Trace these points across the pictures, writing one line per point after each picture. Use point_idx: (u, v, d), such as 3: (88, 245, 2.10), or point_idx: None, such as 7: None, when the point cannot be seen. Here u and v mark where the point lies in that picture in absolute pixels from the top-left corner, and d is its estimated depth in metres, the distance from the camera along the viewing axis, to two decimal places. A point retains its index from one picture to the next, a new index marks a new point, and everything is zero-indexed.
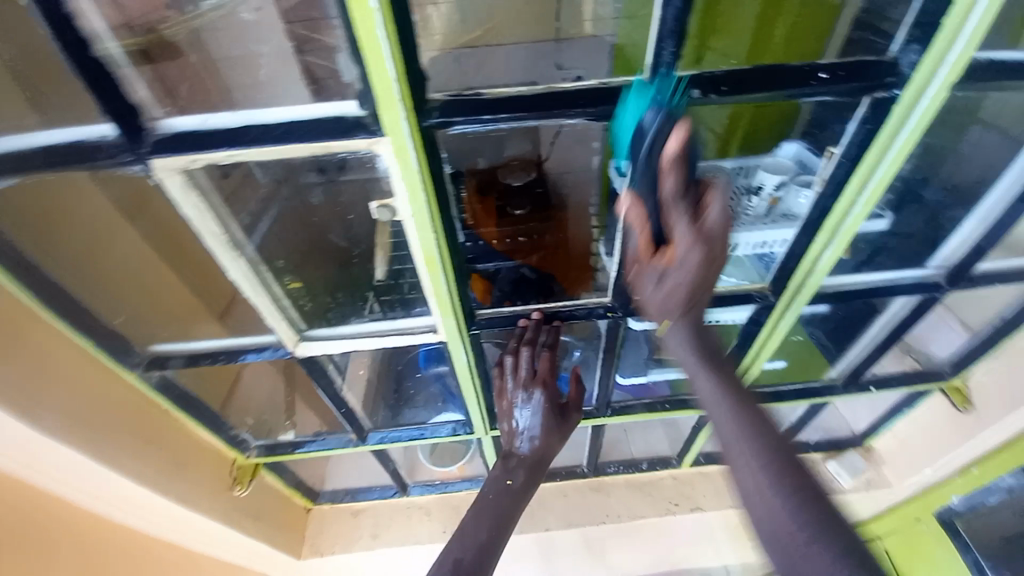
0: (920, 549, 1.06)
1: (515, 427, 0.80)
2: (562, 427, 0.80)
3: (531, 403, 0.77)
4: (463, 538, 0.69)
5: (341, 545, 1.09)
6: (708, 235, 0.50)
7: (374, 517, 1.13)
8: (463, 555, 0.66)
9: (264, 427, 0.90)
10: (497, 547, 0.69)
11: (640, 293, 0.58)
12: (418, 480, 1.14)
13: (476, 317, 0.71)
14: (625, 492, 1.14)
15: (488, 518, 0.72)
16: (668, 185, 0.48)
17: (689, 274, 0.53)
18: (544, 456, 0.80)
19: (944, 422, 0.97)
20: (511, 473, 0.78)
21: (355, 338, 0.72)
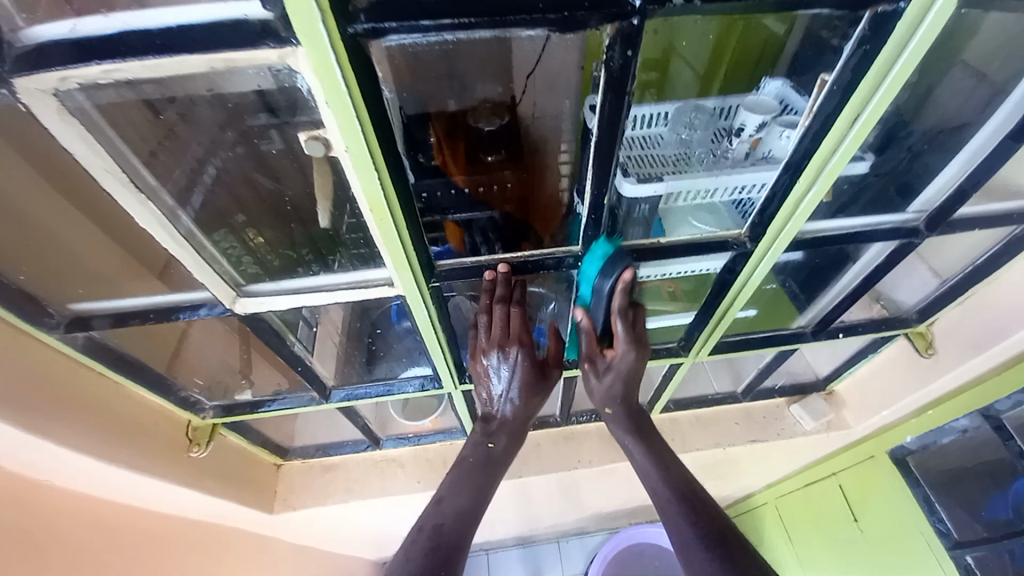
0: (870, 483, 1.13)
1: (492, 391, 0.77)
2: (542, 388, 0.77)
3: (509, 362, 0.74)
4: (441, 505, 0.69)
5: (314, 499, 1.09)
6: (636, 342, 0.72)
7: (348, 470, 1.13)
8: (442, 520, 0.67)
9: (219, 387, 0.87)
10: (479, 511, 0.70)
11: (588, 382, 0.78)
12: (392, 434, 1.13)
13: (437, 269, 0.66)
14: (596, 439, 1.16)
15: (469, 485, 0.72)
16: (615, 304, 0.67)
17: (623, 370, 0.74)
18: (524, 418, 0.78)
19: (903, 365, 1.00)
20: (493, 437, 0.77)
21: (305, 294, 0.65)
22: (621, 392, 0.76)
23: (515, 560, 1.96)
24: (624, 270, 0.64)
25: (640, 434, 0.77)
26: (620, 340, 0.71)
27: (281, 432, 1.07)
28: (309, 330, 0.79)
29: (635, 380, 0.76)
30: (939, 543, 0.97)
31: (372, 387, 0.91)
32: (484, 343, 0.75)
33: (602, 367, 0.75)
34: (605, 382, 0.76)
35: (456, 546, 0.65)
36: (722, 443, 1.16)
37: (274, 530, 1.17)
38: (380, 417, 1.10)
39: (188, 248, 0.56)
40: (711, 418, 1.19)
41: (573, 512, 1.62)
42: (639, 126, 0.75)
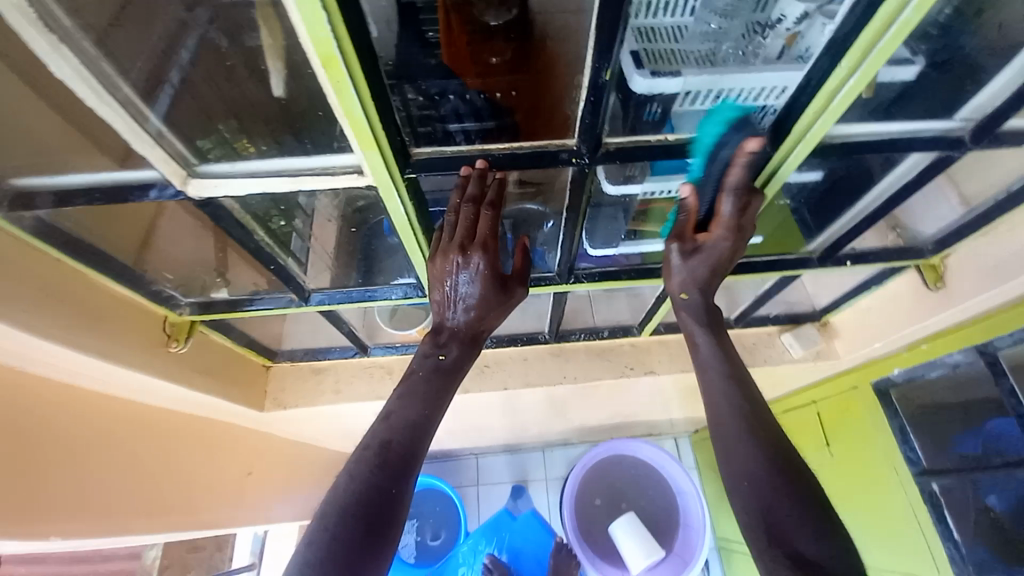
0: (850, 412, 1.15)
1: (448, 296, 0.74)
2: (502, 302, 0.76)
3: (470, 269, 0.70)
4: (390, 420, 0.72)
5: (303, 399, 1.11)
6: (742, 224, 0.69)
7: (336, 374, 1.14)
8: (391, 436, 0.70)
9: (195, 284, 0.84)
10: (429, 424, 0.73)
11: (667, 270, 0.76)
12: (379, 343, 1.13)
13: (411, 158, 0.63)
14: (583, 357, 1.16)
15: (418, 402, 0.73)
16: (733, 177, 0.64)
17: (721, 251, 0.71)
18: (478, 330, 0.78)
19: (907, 299, 0.96)
20: (444, 348, 0.78)
21: (266, 179, 0.62)
22: (708, 276, 0.74)
23: (502, 464, 2.09)
24: (757, 142, 0.61)
25: (711, 327, 0.77)
26: (722, 221, 0.68)
27: (267, 334, 1.07)
28: (305, 241, 0.83)
29: (719, 273, 0.74)
30: (907, 469, 1.01)
31: (351, 292, 0.89)
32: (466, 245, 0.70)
33: (689, 249, 0.73)
34: (686, 266, 0.74)
35: (402, 460, 0.68)
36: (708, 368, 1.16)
37: (268, 426, 1.21)
38: (368, 325, 1.09)
39: (110, 99, 0.51)
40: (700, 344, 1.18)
41: (558, 424, 1.69)
42: (658, 16, 0.66)
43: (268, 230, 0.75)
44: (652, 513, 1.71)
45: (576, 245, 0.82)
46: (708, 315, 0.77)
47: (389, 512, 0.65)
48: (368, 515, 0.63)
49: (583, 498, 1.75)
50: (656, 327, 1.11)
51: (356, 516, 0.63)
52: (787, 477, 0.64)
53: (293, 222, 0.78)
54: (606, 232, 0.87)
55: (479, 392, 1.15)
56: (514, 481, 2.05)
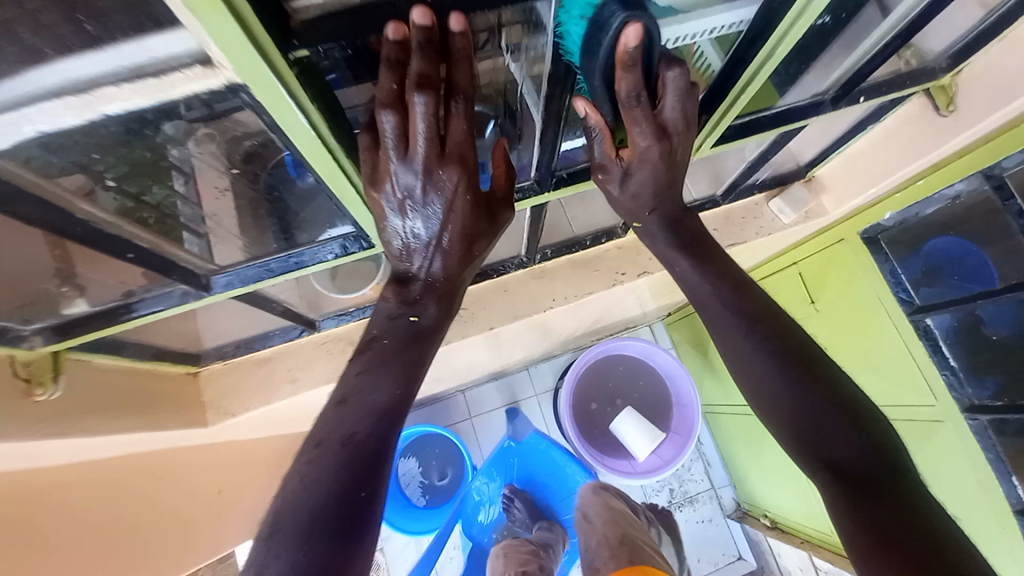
0: (833, 267, 1.11)
1: (410, 232, 0.61)
2: (484, 228, 0.63)
3: (440, 193, 0.58)
4: (351, 407, 0.56)
5: (254, 399, 0.92)
6: (665, 134, 0.63)
7: (288, 360, 0.94)
8: (354, 429, 0.55)
9: (38, 304, 0.61)
10: (403, 399, 0.59)
11: (610, 192, 0.71)
12: (328, 313, 0.94)
13: (292, 20, 0.42)
14: (569, 272, 1.02)
15: (379, 378, 0.59)
16: (624, 89, 0.56)
17: (654, 165, 0.66)
18: (455, 274, 0.65)
19: (913, 132, 0.90)
20: (418, 307, 0.64)
21: (38, 109, 0.41)
22: (655, 194, 0.70)
23: (490, 391, 2.04)
24: (630, 24, 0.49)
25: (699, 255, 0.71)
26: (640, 133, 0.62)
27: (181, 335, 0.84)
28: (196, 207, 0.61)
29: (665, 185, 0.69)
30: (899, 310, 0.99)
31: (267, 262, 0.70)
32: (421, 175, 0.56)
33: (618, 175, 0.68)
34: (627, 190, 0.69)
35: (372, 453, 0.54)
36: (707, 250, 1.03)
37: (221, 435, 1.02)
38: (308, 295, 0.89)
39: None
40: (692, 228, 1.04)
41: (543, 342, 1.61)
42: None
43: (119, 182, 0.53)
44: (651, 404, 1.73)
45: (547, 140, 0.67)
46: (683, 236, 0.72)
47: (357, 525, 0.51)
48: (331, 524, 0.49)
49: (580, 404, 1.73)
50: None
51: (315, 538, 0.48)
52: (814, 384, 0.61)
53: (168, 156, 0.53)
54: (577, 116, 0.69)
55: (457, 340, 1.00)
56: (506, 405, 2.02)
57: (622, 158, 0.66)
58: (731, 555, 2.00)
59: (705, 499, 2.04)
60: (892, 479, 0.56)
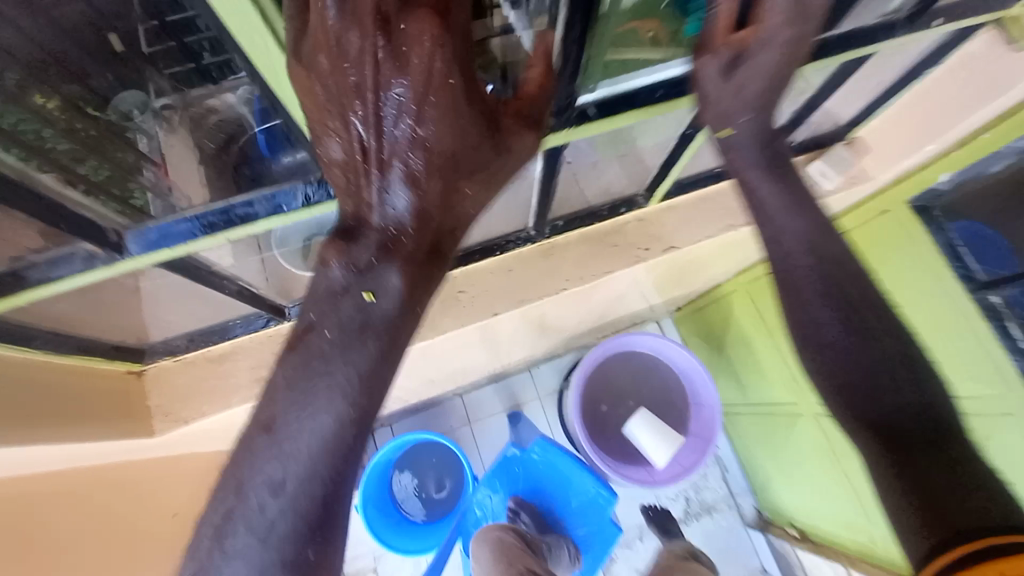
0: (875, 239, 0.98)
1: (382, 139, 0.50)
2: (473, 142, 0.52)
3: (417, 80, 0.46)
4: (297, 434, 0.50)
5: (210, 406, 0.80)
6: (806, 13, 0.56)
7: (248, 358, 0.82)
8: (304, 460, 0.50)
9: None
10: (367, 396, 0.52)
11: (704, 92, 0.62)
12: (300, 299, 0.83)
13: None
14: (581, 249, 0.89)
15: (324, 376, 0.51)
16: None
17: (776, 53, 0.58)
18: (436, 205, 0.54)
19: (979, 75, 0.81)
20: (378, 271, 0.54)
21: None
22: (759, 97, 0.62)
23: (489, 394, 1.90)
24: None
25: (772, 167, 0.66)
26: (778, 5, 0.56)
27: (116, 328, 0.73)
28: (168, 203, 0.63)
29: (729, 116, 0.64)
30: (957, 287, 0.86)
31: (204, 215, 0.61)
32: (362, 107, 0.48)
33: (726, 62, 0.59)
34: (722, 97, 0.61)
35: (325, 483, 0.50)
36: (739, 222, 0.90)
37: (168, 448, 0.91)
38: (277, 276, 0.78)
39: None
40: (717, 198, 0.92)
41: (547, 339, 1.49)
42: None
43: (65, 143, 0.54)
44: (667, 404, 1.59)
45: (566, 71, 0.58)
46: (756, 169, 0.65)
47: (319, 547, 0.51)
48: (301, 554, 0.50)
49: (590, 406, 1.60)
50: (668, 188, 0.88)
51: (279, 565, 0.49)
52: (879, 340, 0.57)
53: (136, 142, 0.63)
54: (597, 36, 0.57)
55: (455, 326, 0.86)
56: (507, 410, 1.88)
57: (736, 41, 0.58)
58: (753, 568, 1.86)
59: (724, 506, 1.90)
60: (943, 434, 0.53)
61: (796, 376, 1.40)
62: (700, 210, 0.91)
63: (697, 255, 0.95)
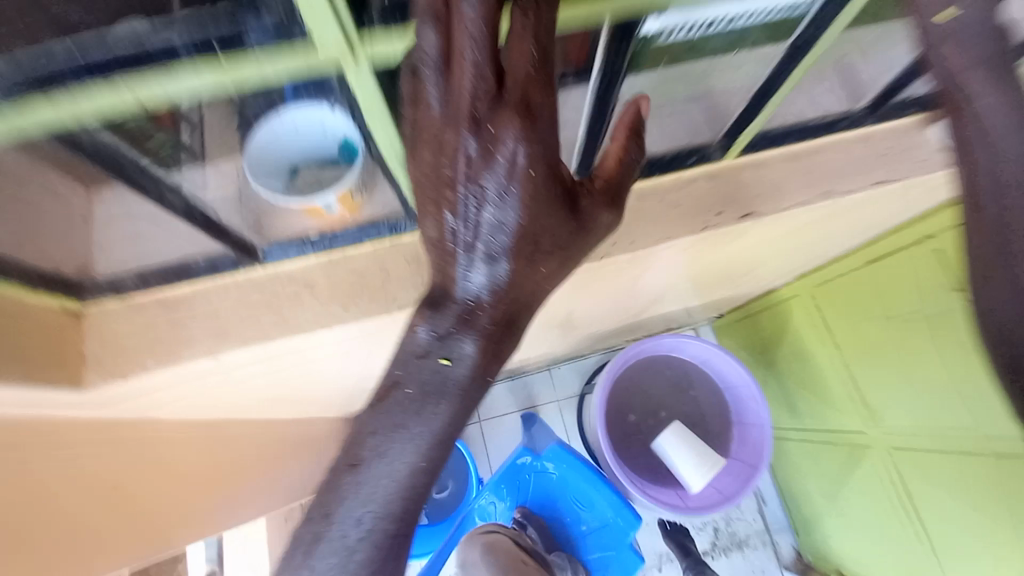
0: None
1: (465, 228, 0.46)
2: (559, 233, 0.46)
3: (501, 179, 0.43)
4: (391, 466, 0.49)
5: (155, 354, 0.60)
6: None
7: (201, 311, 0.61)
8: (394, 489, 0.48)
9: None
10: (439, 451, 0.50)
11: None
12: (280, 240, 0.61)
13: None
14: (645, 208, 0.63)
15: (408, 433, 0.49)
16: None
17: None
18: (522, 296, 0.49)
19: None
20: (452, 349, 0.49)
21: None
22: None
23: (502, 393, 1.73)
24: None
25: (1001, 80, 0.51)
26: None
27: (48, 244, 0.55)
28: None
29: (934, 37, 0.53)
30: None
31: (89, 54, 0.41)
32: (454, 195, 0.45)
33: None
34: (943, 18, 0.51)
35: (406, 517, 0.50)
36: (859, 187, 0.66)
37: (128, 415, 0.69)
38: (251, 208, 0.59)
39: None
40: (832, 150, 0.67)
41: (572, 333, 1.32)
42: None
43: None
44: (701, 424, 1.39)
45: None
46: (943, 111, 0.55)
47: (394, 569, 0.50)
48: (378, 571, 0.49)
49: (615, 415, 1.41)
50: (755, 138, 0.65)
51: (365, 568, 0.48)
52: None
53: None
54: None
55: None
56: (521, 411, 1.71)
57: None
58: None
59: (757, 543, 1.67)
60: None
61: (867, 400, 1.19)
62: (810, 165, 0.66)
63: (784, 233, 0.74)
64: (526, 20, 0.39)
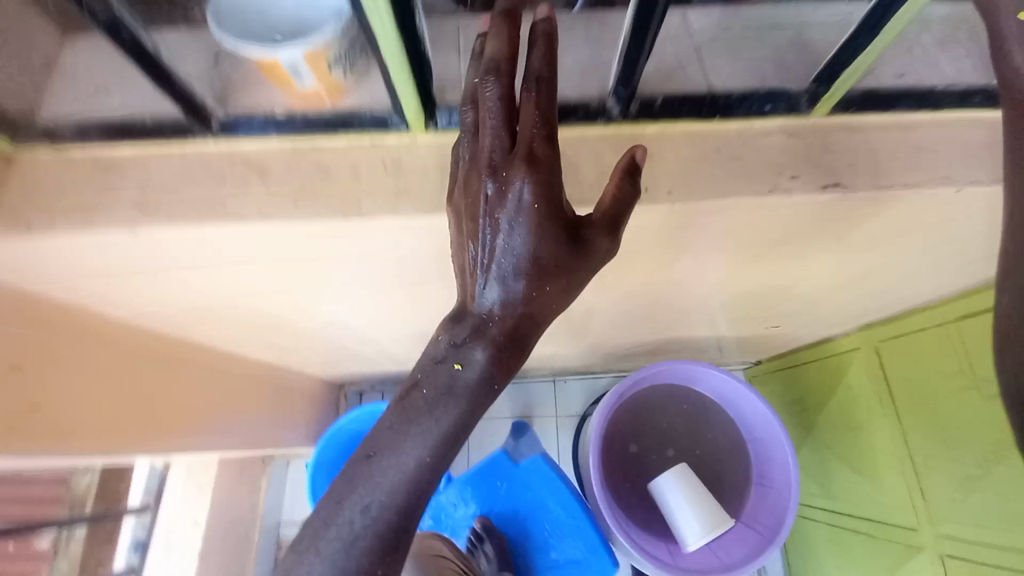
0: None
1: (473, 263, 0.44)
2: (567, 260, 0.42)
3: (512, 212, 0.40)
4: (380, 471, 0.45)
5: (72, 216, 0.50)
6: None
7: (138, 179, 0.51)
8: (381, 494, 0.44)
9: None
10: (447, 451, 0.46)
11: None
12: (239, 111, 0.51)
13: None
14: (691, 152, 0.48)
15: (413, 432, 0.45)
16: None
17: None
18: (527, 321, 0.44)
19: None
20: (461, 354, 0.45)
21: None
22: None
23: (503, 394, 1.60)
24: None
25: None
26: None
27: None
28: None
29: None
30: None
31: None
32: (470, 231, 0.43)
33: None
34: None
35: (400, 526, 0.45)
36: (993, 177, 0.48)
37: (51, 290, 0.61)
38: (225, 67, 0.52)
39: None
40: (960, 129, 0.49)
41: (582, 339, 1.17)
42: None
43: None
44: (713, 475, 1.18)
45: None
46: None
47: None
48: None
49: (613, 442, 1.21)
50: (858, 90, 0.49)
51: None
52: None
53: None
54: None
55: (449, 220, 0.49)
56: (515, 417, 1.57)
57: None
58: None
59: None
60: None
61: (925, 489, 0.96)
62: (922, 142, 0.49)
63: (870, 236, 0.57)
64: (533, 87, 0.39)
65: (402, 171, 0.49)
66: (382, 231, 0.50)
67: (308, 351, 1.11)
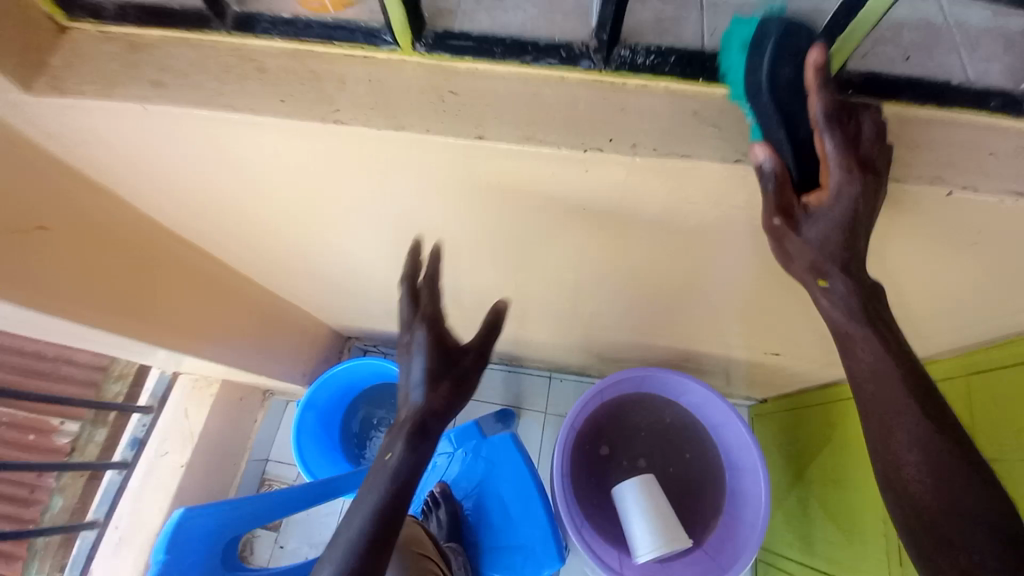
0: None
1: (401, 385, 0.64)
2: (455, 371, 0.63)
3: (416, 346, 0.62)
4: (348, 529, 0.58)
5: (96, 84, 0.55)
6: None
7: (159, 63, 0.56)
8: (351, 540, 0.56)
9: None
10: (394, 501, 0.59)
11: None
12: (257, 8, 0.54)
13: None
14: (671, 115, 0.48)
15: (369, 489, 0.60)
16: None
17: None
18: (437, 412, 0.63)
19: None
20: (393, 441, 0.62)
21: None
22: None
23: (497, 378, 1.61)
24: None
25: None
26: None
27: None
28: None
29: (867, 225, 0.47)
30: None
31: None
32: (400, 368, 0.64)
33: None
34: (812, 243, 0.47)
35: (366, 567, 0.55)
36: (958, 185, 0.47)
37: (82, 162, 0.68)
38: None
39: None
40: (941, 131, 0.48)
41: (574, 330, 1.16)
42: None
43: None
44: (684, 497, 1.14)
45: None
46: (865, 309, 0.49)
47: None
48: None
49: (585, 442, 1.18)
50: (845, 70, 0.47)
51: None
52: None
53: None
54: None
55: (417, 140, 0.51)
56: (503, 403, 1.57)
57: None
58: None
59: None
60: None
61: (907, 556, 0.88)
62: (901, 137, 0.48)
63: None
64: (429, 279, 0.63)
65: (385, 87, 0.51)
66: (363, 141, 0.52)
67: (314, 289, 1.16)
